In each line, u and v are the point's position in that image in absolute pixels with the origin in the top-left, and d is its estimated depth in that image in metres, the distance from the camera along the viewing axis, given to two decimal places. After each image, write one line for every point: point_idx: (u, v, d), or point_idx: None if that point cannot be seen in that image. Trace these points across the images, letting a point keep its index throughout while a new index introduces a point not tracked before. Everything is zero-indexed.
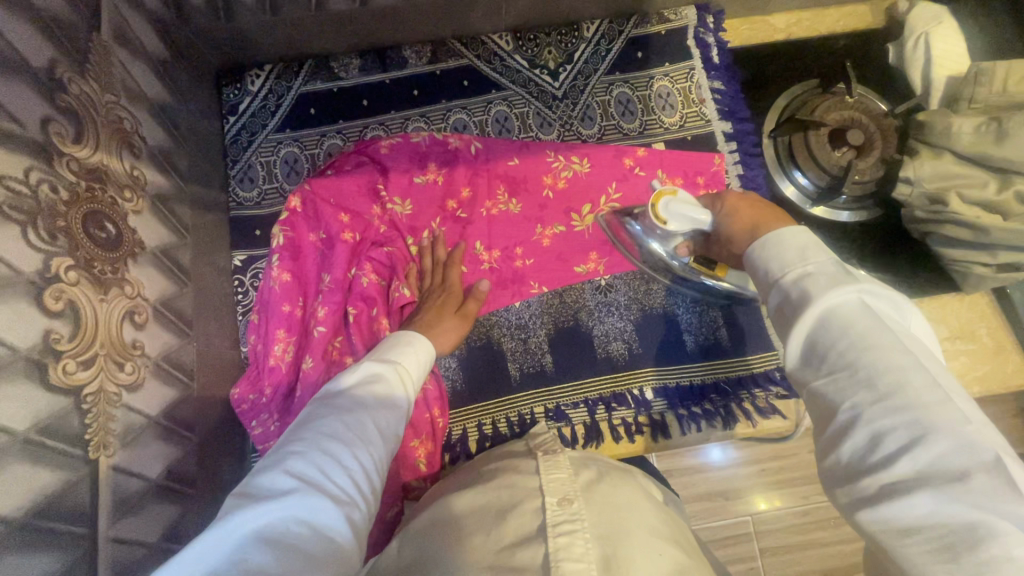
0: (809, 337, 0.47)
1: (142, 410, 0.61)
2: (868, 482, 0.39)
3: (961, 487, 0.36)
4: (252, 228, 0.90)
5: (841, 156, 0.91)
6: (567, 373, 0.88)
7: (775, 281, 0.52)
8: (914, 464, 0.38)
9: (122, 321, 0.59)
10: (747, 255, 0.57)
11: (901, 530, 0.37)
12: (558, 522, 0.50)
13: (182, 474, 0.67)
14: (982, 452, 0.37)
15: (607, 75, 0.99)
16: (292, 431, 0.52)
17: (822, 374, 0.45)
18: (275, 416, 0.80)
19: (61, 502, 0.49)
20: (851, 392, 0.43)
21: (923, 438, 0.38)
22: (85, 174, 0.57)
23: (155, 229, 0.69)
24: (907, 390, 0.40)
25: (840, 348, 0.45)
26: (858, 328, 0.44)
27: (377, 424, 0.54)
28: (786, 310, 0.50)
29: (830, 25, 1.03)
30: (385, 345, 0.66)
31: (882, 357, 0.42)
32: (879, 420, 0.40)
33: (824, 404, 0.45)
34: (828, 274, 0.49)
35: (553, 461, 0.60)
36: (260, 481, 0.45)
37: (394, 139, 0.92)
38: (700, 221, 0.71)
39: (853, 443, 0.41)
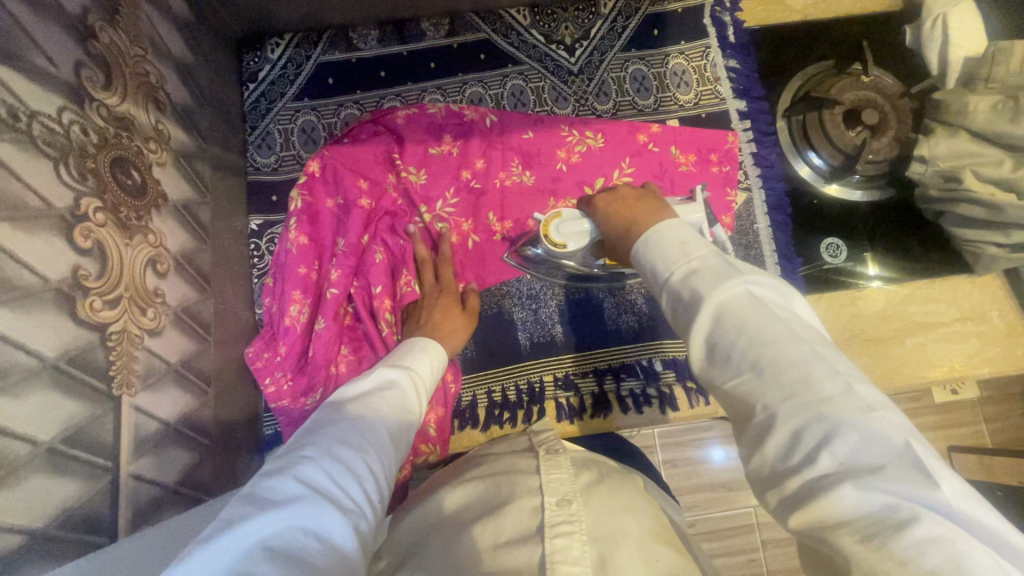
0: (709, 335, 0.46)
1: (162, 356, 0.62)
2: (793, 480, 0.38)
3: (878, 477, 0.35)
4: (269, 194, 0.92)
5: (856, 136, 0.92)
6: (578, 343, 0.89)
7: (664, 281, 0.51)
8: (834, 457, 0.37)
9: (145, 268, 0.60)
10: (633, 257, 0.56)
11: (833, 526, 0.36)
12: (555, 524, 0.51)
13: (197, 424, 0.68)
14: (889, 437, 0.37)
15: (623, 52, 0.99)
16: (299, 437, 0.51)
17: (731, 377, 0.44)
18: (289, 375, 0.81)
19: (88, 432, 0.50)
20: (762, 390, 0.41)
21: (836, 433, 0.37)
22: (113, 121, 0.58)
23: (178, 184, 0.70)
24: (811, 385, 0.40)
25: (740, 347, 0.43)
26: (752, 323, 0.44)
27: (388, 433, 0.54)
28: (679, 310, 0.49)
29: (847, 6, 1.02)
30: (399, 351, 0.68)
31: (788, 353, 0.41)
32: (793, 417, 0.39)
33: (741, 408, 0.43)
34: (714, 268, 0.48)
35: (554, 460, 0.62)
36: (270, 485, 0.44)
37: (411, 110, 0.93)
38: (590, 230, 0.72)
39: (775, 444, 0.39)
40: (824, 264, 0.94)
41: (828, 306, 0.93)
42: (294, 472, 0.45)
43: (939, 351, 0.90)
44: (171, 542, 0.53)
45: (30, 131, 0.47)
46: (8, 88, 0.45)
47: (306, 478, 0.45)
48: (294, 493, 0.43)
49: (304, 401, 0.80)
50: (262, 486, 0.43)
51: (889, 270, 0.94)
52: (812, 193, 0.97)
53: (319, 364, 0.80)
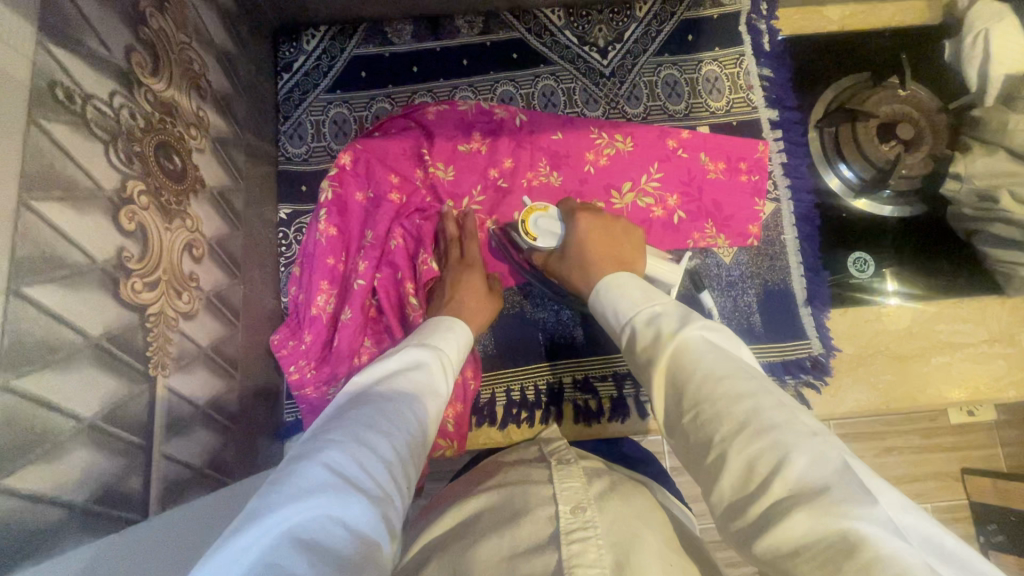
0: (669, 374, 0.50)
1: (194, 340, 0.63)
2: (753, 509, 0.39)
3: (827, 499, 0.36)
4: (299, 183, 0.93)
5: (889, 150, 0.91)
6: (598, 346, 0.89)
7: (628, 320, 0.58)
8: (785, 482, 0.38)
9: (182, 252, 0.61)
10: (597, 304, 0.64)
11: (789, 553, 0.36)
12: (571, 530, 0.51)
13: (224, 408, 0.69)
14: (831, 461, 0.39)
15: (656, 56, 0.99)
16: (326, 421, 0.51)
17: (689, 412, 0.47)
18: (313, 364, 0.82)
19: (125, 410, 0.50)
20: (719, 419, 0.44)
21: (786, 456, 0.39)
22: (158, 107, 0.59)
23: (215, 171, 0.71)
24: (761, 415, 0.42)
25: (695, 383, 0.47)
26: (705, 360, 0.48)
27: (415, 415, 0.54)
28: (637, 350, 0.55)
29: (885, 19, 1.01)
30: (426, 330, 0.68)
31: (735, 385, 0.45)
32: (746, 446, 0.41)
33: (701, 441, 0.45)
34: (672, 313, 0.55)
35: (566, 471, 0.62)
36: (298, 470, 0.43)
37: (442, 106, 0.93)
38: (560, 235, 0.80)
39: (733, 474, 0.41)
40: (850, 278, 0.93)
41: (853, 321, 0.92)
42: (320, 458, 0.44)
43: (964, 372, 0.89)
44: (195, 521, 0.53)
45: (84, 113, 0.48)
46: (65, 70, 0.46)
47: (333, 465, 0.44)
48: (322, 481, 0.42)
49: (326, 390, 0.81)
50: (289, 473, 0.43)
51: (914, 287, 0.92)
52: (840, 207, 0.96)
53: (343, 354, 0.81)
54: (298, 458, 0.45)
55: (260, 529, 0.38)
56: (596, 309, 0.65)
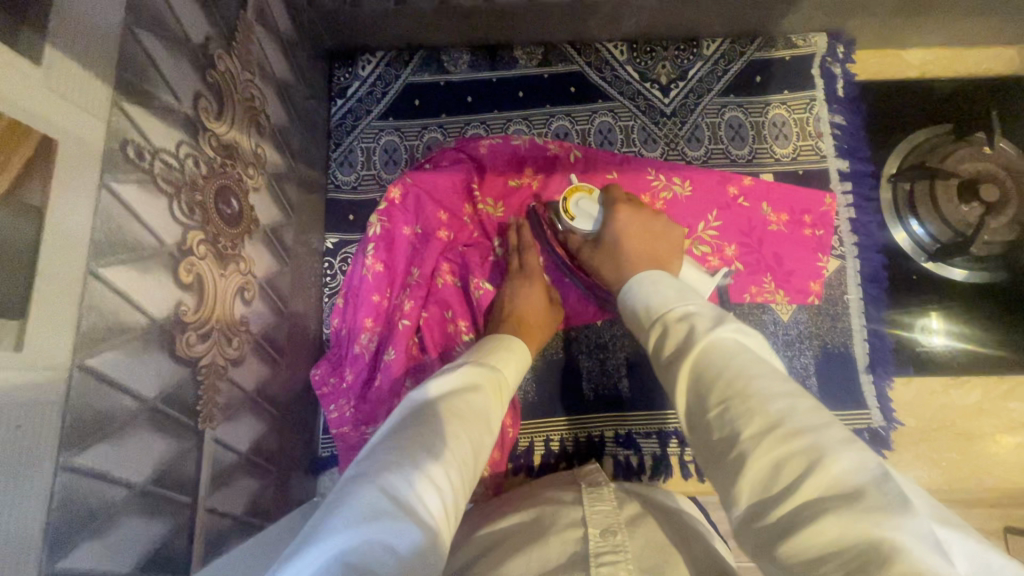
0: (695, 373, 0.45)
1: (242, 386, 0.62)
2: (777, 512, 0.35)
3: (859, 505, 0.32)
4: (347, 213, 0.91)
5: (968, 212, 0.86)
6: (644, 400, 0.86)
7: (656, 315, 0.53)
8: (814, 485, 0.34)
9: (234, 297, 0.60)
10: (626, 297, 0.59)
11: (810, 562, 0.32)
12: (600, 553, 0.48)
13: (265, 450, 0.68)
14: (869, 466, 0.34)
15: (720, 97, 0.94)
16: (383, 440, 0.49)
17: (715, 407, 0.42)
18: (353, 403, 0.80)
19: (172, 471, 0.49)
20: (750, 417, 0.39)
21: (819, 458, 0.35)
22: (221, 150, 0.58)
23: (269, 209, 0.70)
24: (794, 416, 0.38)
25: (725, 379, 0.43)
26: (739, 361, 0.44)
27: (472, 442, 0.52)
28: (665, 350, 0.50)
29: (971, 67, 0.95)
30: (484, 347, 0.66)
31: (764, 384, 0.41)
32: (775, 445, 0.37)
33: (722, 438, 0.40)
34: (706, 313, 0.51)
35: (596, 493, 0.60)
36: (353, 495, 0.42)
37: (495, 140, 0.90)
38: (597, 220, 0.77)
39: (756, 474, 0.37)
40: (916, 346, 0.88)
41: (917, 391, 0.87)
42: (376, 480, 0.43)
43: None
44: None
45: (152, 169, 0.46)
46: (138, 128, 0.45)
47: (388, 487, 0.42)
48: (374, 507, 0.40)
49: (364, 430, 0.79)
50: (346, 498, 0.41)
51: (987, 362, 0.86)
52: (909, 266, 0.90)
53: (384, 395, 0.79)
54: (353, 479, 0.44)
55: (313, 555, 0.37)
56: (623, 302, 0.61)
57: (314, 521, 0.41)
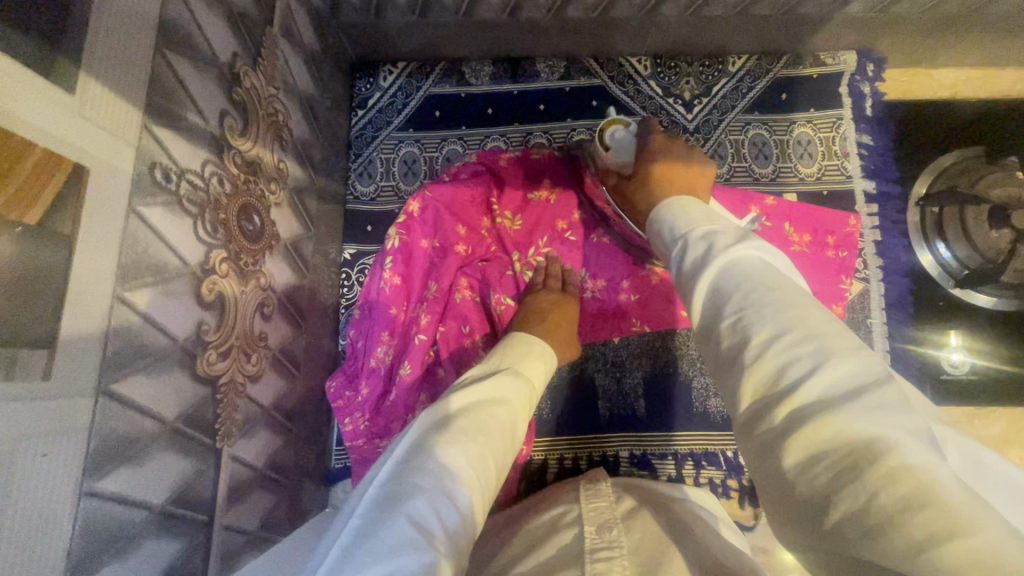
0: (713, 288, 0.42)
1: (259, 402, 0.62)
2: (779, 413, 0.33)
3: (859, 403, 0.30)
4: (365, 223, 0.91)
5: (1001, 238, 0.83)
6: (660, 421, 0.85)
7: (682, 237, 0.51)
8: (818, 386, 0.32)
9: (254, 313, 0.60)
10: (656, 224, 0.57)
11: (803, 464, 0.30)
12: (596, 550, 0.49)
13: (279, 464, 0.68)
14: (876, 370, 0.32)
15: (744, 114, 0.93)
16: (409, 454, 0.48)
17: (727, 314, 0.39)
18: (368, 416, 0.80)
19: (190, 490, 0.49)
20: (761, 324, 0.37)
21: (824, 361, 0.32)
22: (244, 167, 0.58)
23: (289, 222, 0.70)
24: (808, 322, 0.35)
25: (744, 289, 0.40)
26: (759, 274, 0.40)
27: (495, 462, 0.51)
28: (686, 267, 0.46)
29: (1005, 88, 0.93)
30: (510, 356, 0.65)
31: (780, 291, 0.38)
32: (785, 348, 0.34)
33: (731, 348, 0.38)
34: (731, 233, 0.47)
35: (594, 490, 0.63)
36: (382, 522, 0.41)
37: (514, 154, 0.91)
38: (631, 150, 0.76)
39: (760, 377, 0.35)
40: (942, 375, 0.85)
41: None
42: (408, 509, 0.42)
43: None
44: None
45: (178, 191, 0.46)
46: (165, 150, 0.45)
47: (420, 520, 0.41)
48: (404, 540, 0.39)
49: (378, 444, 0.79)
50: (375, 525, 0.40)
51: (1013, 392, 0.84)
52: (936, 292, 0.87)
53: (398, 410, 0.78)
54: (381, 501, 0.43)
55: None
56: (652, 229, 0.58)
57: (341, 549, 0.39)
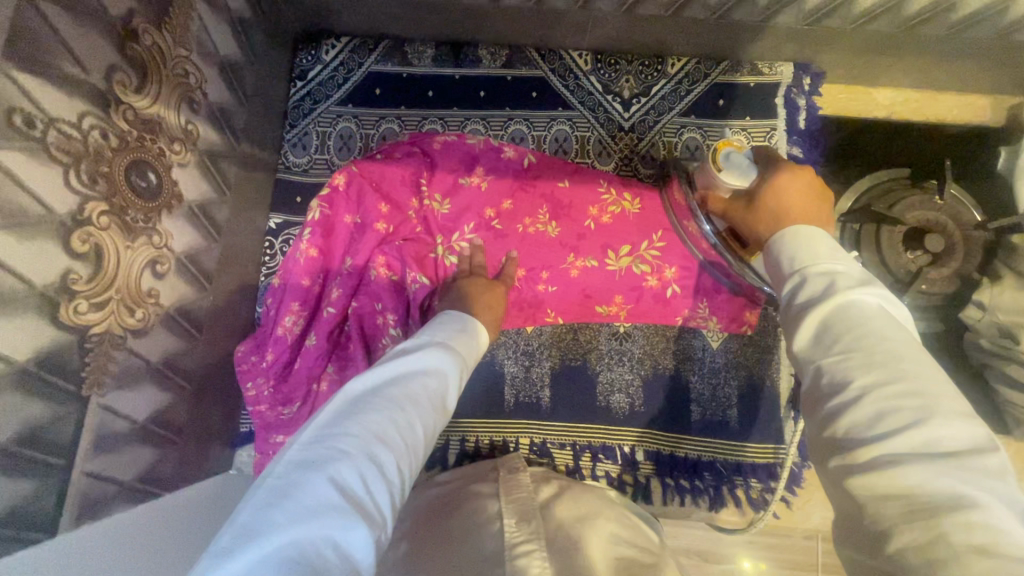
0: (824, 322, 0.45)
1: (144, 356, 0.63)
2: (864, 452, 0.38)
3: (956, 464, 0.35)
4: (295, 194, 0.92)
5: (912, 260, 0.84)
6: (563, 411, 0.87)
7: (799, 265, 0.52)
8: (911, 441, 0.36)
9: (143, 270, 0.61)
10: (772, 245, 0.58)
11: (883, 496, 0.36)
12: (514, 541, 0.55)
13: (169, 420, 0.70)
14: (980, 439, 0.36)
15: (680, 117, 0.94)
16: (336, 417, 0.51)
17: (835, 352, 0.43)
18: (271, 382, 0.82)
19: (42, 432, 0.51)
20: (867, 371, 0.41)
21: (928, 418, 0.37)
22: (139, 124, 0.59)
23: (198, 185, 0.71)
24: (918, 379, 0.39)
25: (858, 332, 0.43)
26: (875, 322, 0.43)
27: (423, 428, 0.54)
28: (799, 299, 0.49)
29: (940, 113, 0.94)
30: (442, 327, 0.70)
31: (898, 345, 0.41)
32: (885, 397, 0.39)
33: (832, 384, 0.42)
34: (856, 276, 0.48)
35: (515, 484, 0.69)
36: (303, 482, 0.43)
37: (449, 137, 0.91)
38: (750, 177, 0.68)
39: (858, 415, 0.39)
40: None
41: None
42: (330, 472, 0.44)
43: None
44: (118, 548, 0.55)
45: (44, 139, 0.48)
46: (29, 98, 0.46)
47: (343, 482, 0.44)
48: (324, 500, 0.42)
49: (281, 410, 0.82)
50: (294, 484, 0.43)
51: None
52: None
53: (302, 378, 0.81)
54: (303, 465, 0.45)
55: (256, 545, 0.39)
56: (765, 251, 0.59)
57: (257, 510, 0.41)
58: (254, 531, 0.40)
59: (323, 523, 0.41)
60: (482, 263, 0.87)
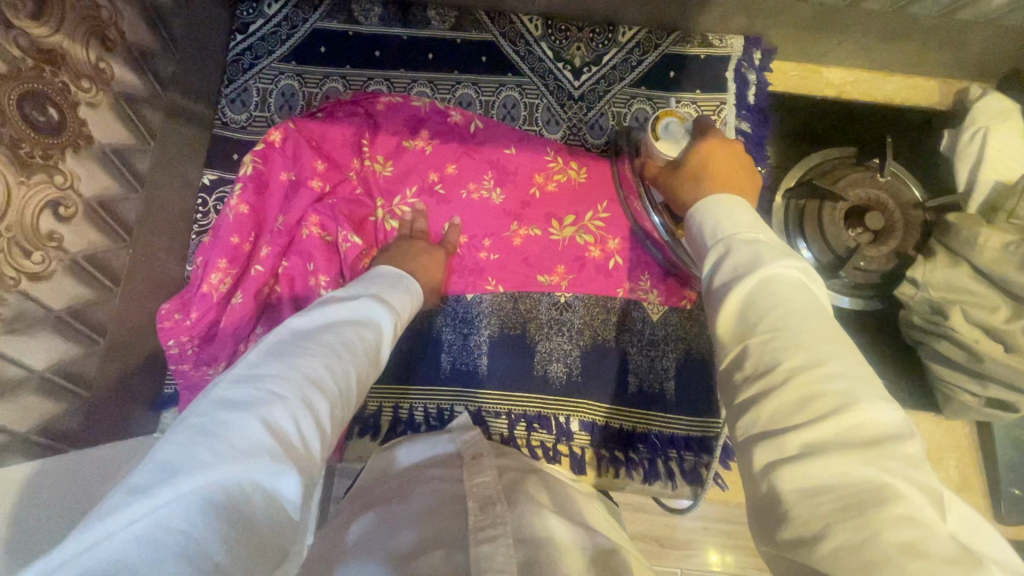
0: (748, 297, 0.43)
1: (43, 303, 0.60)
2: (792, 440, 0.35)
3: (878, 452, 0.34)
4: (231, 151, 0.89)
5: (852, 237, 0.84)
6: (499, 380, 0.85)
7: (723, 237, 0.49)
8: (836, 427, 0.35)
9: (41, 211, 0.58)
10: (695, 215, 0.54)
11: (810, 491, 0.34)
12: (480, 528, 0.47)
13: (76, 373, 0.67)
14: (897, 423, 0.36)
15: (630, 87, 0.93)
16: (265, 359, 0.47)
17: (762, 332, 0.40)
18: (195, 342, 0.79)
19: None
20: (794, 352, 0.38)
21: (853, 403, 0.35)
22: (35, 53, 0.56)
23: (111, 127, 0.68)
24: (839, 360, 0.38)
25: (783, 309, 0.41)
26: (800, 297, 0.42)
27: (358, 376, 0.52)
28: (723, 271, 0.46)
29: (889, 94, 0.95)
30: (384, 283, 0.68)
31: (821, 325, 0.40)
32: (813, 381, 0.36)
33: (761, 364, 0.39)
34: (777, 247, 0.47)
35: (477, 464, 0.60)
36: (231, 420, 0.40)
37: (394, 98, 0.89)
38: (680, 149, 0.71)
39: (785, 401, 0.37)
40: None
41: None
42: (261, 411, 0.41)
43: None
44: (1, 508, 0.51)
45: None
46: None
47: (276, 424, 0.41)
48: (254, 440, 0.39)
49: (205, 370, 0.80)
50: (220, 422, 0.39)
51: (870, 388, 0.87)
52: None
53: (228, 337, 0.79)
54: (230, 405, 0.41)
55: (178, 483, 0.35)
56: (687, 225, 0.56)
57: (178, 450, 0.37)
58: (174, 469, 0.36)
59: (254, 467, 0.38)
60: (423, 228, 0.85)
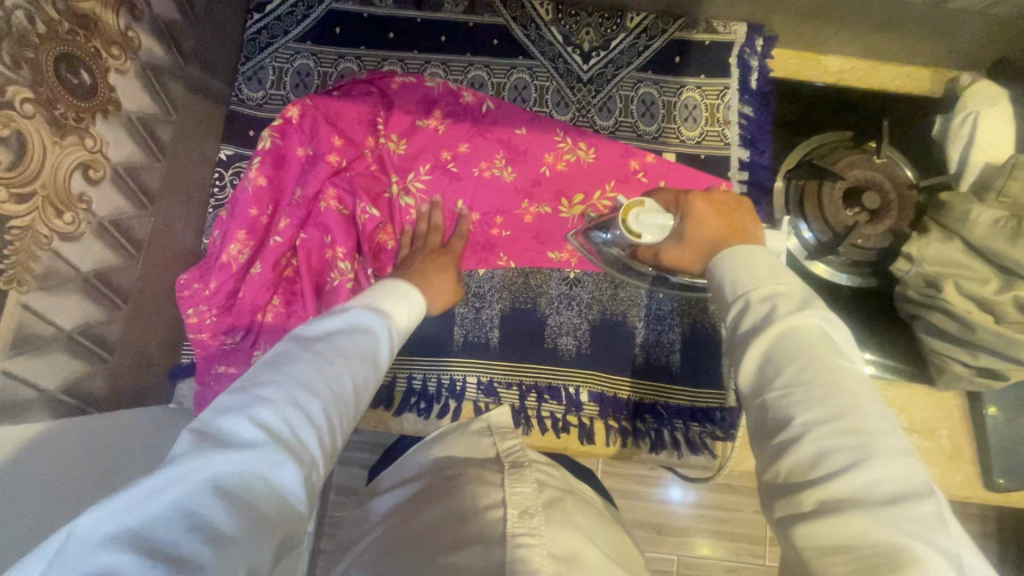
0: (763, 355, 0.46)
1: (71, 263, 0.61)
2: (809, 498, 0.39)
3: (891, 511, 0.37)
4: (246, 127, 0.90)
5: (851, 216, 0.88)
6: (509, 352, 0.88)
7: (741, 291, 0.51)
8: (849, 485, 0.38)
9: (72, 172, 0.59)
10: (714, 265, 0.56)
11: (829, 547, 0.37)
12: (515, 536, 0.45)
13: (100, 336, 0.68)
14: (915, 478, 0.38)
15: (637, 71, 0.96)
16: (262, 365, 0.48)
17: (776, 389, 0.44)
18: (214, 311, 0.80)
19: None
20: (804, 412, 0.42)
21: (864, 461, 0.39)
22: (70, 17, 0.58)
23: (137, 95, 0.70)
24: (854, 416, 0.41)
25: (795, 364, 0.44)
26: (814, 349, 0.45)
27: (359, 372, 0.50)
28: (742, 328, 0.49)
29: (884, 82, 0.98)
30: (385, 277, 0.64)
31: (834, 379, 0.43)
32: (826, 437, 0.40)
33: (776, 420, 0.43)
34: (794, 296, 0.49)
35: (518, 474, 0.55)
36: (223, 424, 0.41)
37: (407, 78, 0.90)
38: (670, 225, 0.66)
39: (796, 460, 0.41)
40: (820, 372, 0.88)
41: None
42: (252, 413, 0.42)
43: None
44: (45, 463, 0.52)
45: None
46: None
47: (267, 425, 0.42)
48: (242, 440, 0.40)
49: (222, 338, 0.81)
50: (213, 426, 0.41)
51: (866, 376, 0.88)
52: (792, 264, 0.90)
53: (247, 307, 0.81)
54: (225, 410, 0.42)
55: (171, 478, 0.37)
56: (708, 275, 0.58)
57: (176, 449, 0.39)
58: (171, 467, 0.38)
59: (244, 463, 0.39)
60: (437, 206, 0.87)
